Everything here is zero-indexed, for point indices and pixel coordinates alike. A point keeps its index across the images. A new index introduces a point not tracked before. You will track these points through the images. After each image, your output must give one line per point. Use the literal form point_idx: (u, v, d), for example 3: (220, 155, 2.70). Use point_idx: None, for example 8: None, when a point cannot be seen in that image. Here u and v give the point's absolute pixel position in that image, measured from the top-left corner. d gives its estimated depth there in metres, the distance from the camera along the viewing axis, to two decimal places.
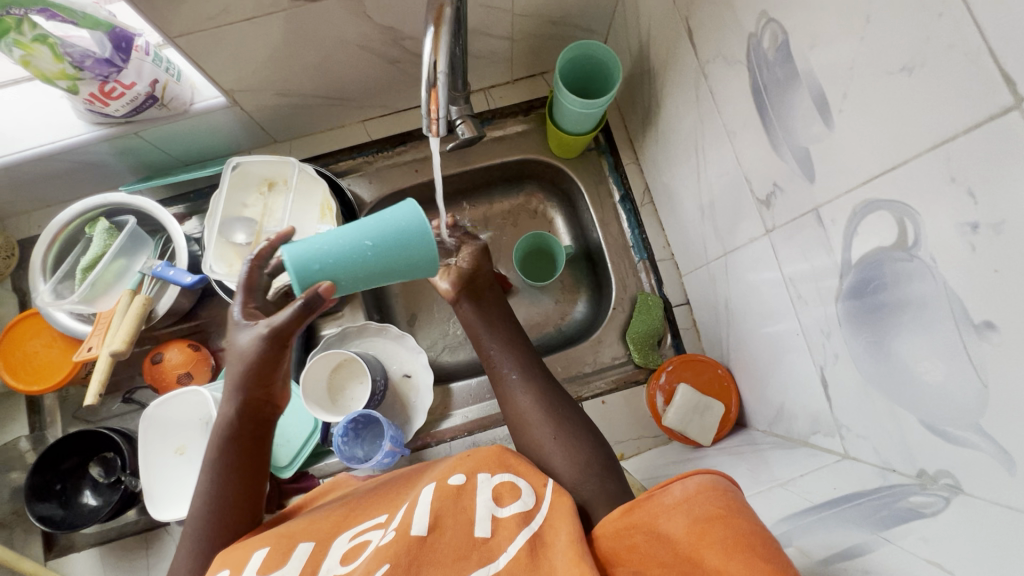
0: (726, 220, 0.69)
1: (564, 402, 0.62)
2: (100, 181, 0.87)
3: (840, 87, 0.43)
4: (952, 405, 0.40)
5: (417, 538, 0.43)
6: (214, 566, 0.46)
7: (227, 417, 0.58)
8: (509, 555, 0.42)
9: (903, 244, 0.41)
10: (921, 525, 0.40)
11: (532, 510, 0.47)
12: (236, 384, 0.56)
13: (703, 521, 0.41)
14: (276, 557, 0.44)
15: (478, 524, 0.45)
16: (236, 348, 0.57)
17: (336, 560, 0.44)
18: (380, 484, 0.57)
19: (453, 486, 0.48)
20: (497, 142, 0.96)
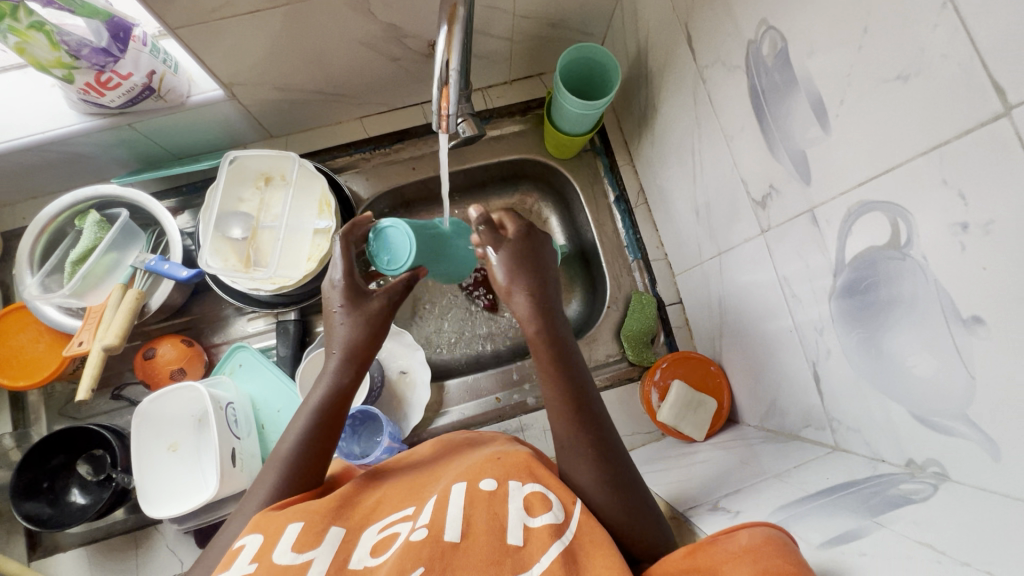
0: (721, 221, 0.71)
1: (626, 465, 0.55)
2: (90, 173, 0.85)
3: (837, 93, 0.45)
4: (942, 396, 0.42)
5: (449, 545, 0.42)
6: (247, 524, 0.46)
7: (341, 381, 0.60)
8: (543, 566, 0.41)
9: (895, 243, 0.43)
10: (912, 510, 0.42)
11: (562, 523, 0.46)
12: (354, 352, 0.61)
13: (770, 571, 0.37)
14: (310, 536, 0.44)
15: (510, 531, 0.44)
16: (356, 318, 0.62)
17: (365, 552, 0.44)
18: (408, 476, 0.56)
19: (485, 492, 0.48)
20: (494, 142, 0.97)
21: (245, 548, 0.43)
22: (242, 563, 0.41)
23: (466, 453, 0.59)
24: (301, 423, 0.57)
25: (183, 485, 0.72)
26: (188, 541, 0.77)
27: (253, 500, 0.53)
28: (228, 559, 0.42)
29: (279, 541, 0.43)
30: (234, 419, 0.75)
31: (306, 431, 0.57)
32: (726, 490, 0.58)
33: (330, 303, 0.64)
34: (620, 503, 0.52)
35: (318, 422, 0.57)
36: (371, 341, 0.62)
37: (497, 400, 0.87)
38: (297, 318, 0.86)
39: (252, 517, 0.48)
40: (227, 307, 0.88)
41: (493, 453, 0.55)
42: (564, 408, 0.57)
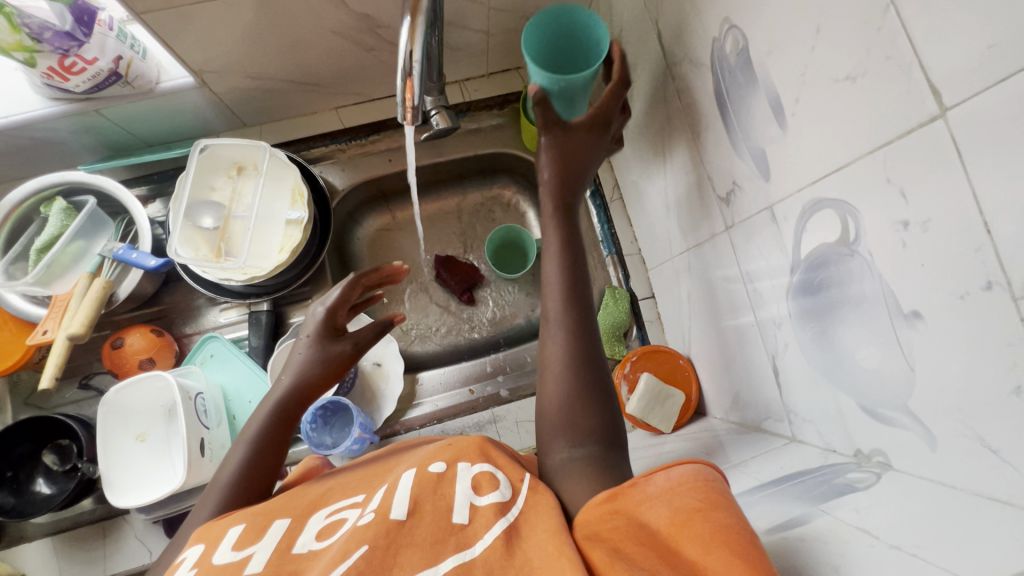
0: (690, 217, 0.72)
1: (597, 361, 0.56)
2: (55, 159, 0.83)
3: (793, 92, 0.46)
4: (885, 389, 0.44)
5: (395, 523, 0.43)
6: (190, 539, 0.48)
7: (287, 410, 0.61)
8: (485, 543, 0.41)
9: (845, 240, 0.44)
10: (855, 497, 0.43)
11: (509, 501, 0.46)
12: (310, 391, 0.63)
13: (682, 512, 0.40)
14: (251, 534, 0.45)
15: (456, 510, 0.45)
16: (315, 352, 0.65)
17: (312, 535, 0.45)
18: (363, 467, 0.57)
19: (433, 474, 0.49)
20: (471, 135, 0.97)
21: (186, 560, 0.44)
22: (184, 570, 0.42)
23: (414, 448, 0.60)
24: (251, 430, 0.59)
25: (150, 475, 0.72)
26: (157, 532, 0.77)
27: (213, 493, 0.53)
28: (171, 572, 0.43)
29: (217, 545, 0.44)
30: (204, 409, 0.75)
31: (259, 432, 0.59)
32: None
33: (303, 328, 0.69)
34: (569, 392, 0.53)
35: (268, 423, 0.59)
36: (324, 384, 0.64)
37: (470, 392, 0.89)
38: (269, 309, 0.86)
39: (196, 529, 0.50)
40: (198, 298, 0.87)
41: (445, 440, 0.55)
42: (561, 283, 0.59)
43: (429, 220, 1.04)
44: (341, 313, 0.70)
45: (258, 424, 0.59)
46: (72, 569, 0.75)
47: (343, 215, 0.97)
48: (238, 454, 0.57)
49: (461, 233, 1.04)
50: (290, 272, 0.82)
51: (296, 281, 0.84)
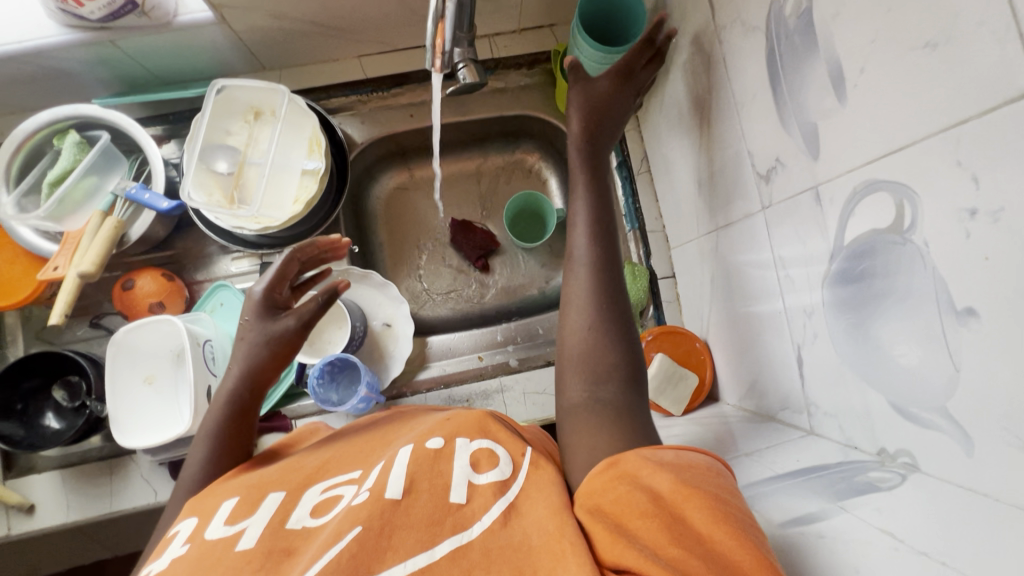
0: (722, 195, 0.68)
1: (620, 294, 0.55)
2: (70, 91, 0.81)
3: (858, 60, 0.42)
4: (922, 388, 0.41)
5: (390, 502, 0.42)
6: (183, 514, 0.49)
7: (239, 396, 0.61)
8: (484, 525, 0.41)
9: (898, 228, 0.41)
10: (877, 497, 0.42)
11: (508, 480, 0.45)
12: (256, 372, 0.62)
13: (689, 483, 0.40)
14: (244, 508, 0.45)
15: (454, 489, 0.44)
16: (259, 334, 0.65)
17: (305, 511, 0.45)
18: (359, 438, 0.57)
19: (430, 450, 0.48)
20: (497, 95, 0.93)
21: (179, 533, 0.45)
22: (176, 545, 0.43)
23: (416, 417, 0.60)
24: (211, 420, 0.60)
25: (157, 417, 0.73)
26: (162, 473, 0.78)
27: (192, 464, 0.57)
28: (162, 546, 0.44)
29: (211, 519, 0.45)
30: (212, 356, 0.75)
31: (221, 421, 0.59)
32: None
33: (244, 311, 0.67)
34: (597, 329, 0.52)
35: (230, 415, 0.60)
36: (270, 365, 0.63)
37: (479, 360, 0.89)
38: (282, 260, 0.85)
39: (188, 504, 0.50)
40: (210, 245, 0.86)
41: (443, 416, 0.55)
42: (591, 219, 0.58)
43: (447, 181, 1.01)
44: (280, 293, 0.69)
45: (215, 415, 0.60)
46: (79, 502, 0.77)
47: (360, 170, 0.94)
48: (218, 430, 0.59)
49: (480, 197, 1.02)
50: (305, 224, 0.81)
51: (310, 234, 0.82)
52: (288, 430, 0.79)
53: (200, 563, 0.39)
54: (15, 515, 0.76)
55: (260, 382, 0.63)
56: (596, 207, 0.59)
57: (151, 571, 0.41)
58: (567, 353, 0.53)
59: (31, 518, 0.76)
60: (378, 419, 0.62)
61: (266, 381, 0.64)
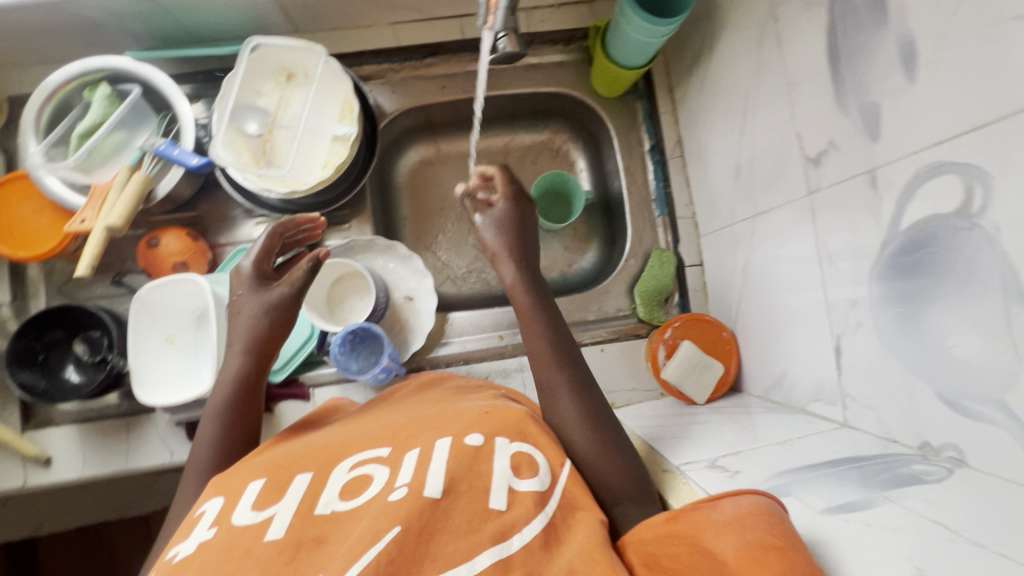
0: (763, 181, 0.66)
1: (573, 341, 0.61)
2: (102, 43, 0.80)
3: (935, 35, 0.41)
4: (976, 381, 0.40)
5: (429, 501, 0.41)
6: (206, 492, 0.49)
7: (244, 372, 0.61)
8: (523, 540, 0.40)
9: (965, 212, 0.39)
10: (923, 488, 0.40)
11: (547, 491, 0.45)
12: (258, 345, 0.62)
13: (753, 544, 0.37)
14: (272, 492, 0.45)
15: (494, 492, 0.43)
16: (254, 305, 0.65)
17: (334, 493, 0.44)
18: (389, 420, 0.56)
19: (470, 447, 0.47)
20: (532, 70, 0.91)
21: (205, 513, 0.45)
22: (202, 527, 0.43)
23: (449, 404, 0.59)
24: (220, 397, 0.60)
25: (177, 376, 0.72)
26: (179, 433, 0.78)
27: (202, 441, 0.58)
28: (190, 526, 0.44)
29: (238, 503, 0.44)
30: None
31: (228, 400, 0.60)
32: (725, 451, 0.57)
33: (233, 289, 0.67)
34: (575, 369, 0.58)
35: (240, 391, 0.60)
36: (271, 333, 0.63)
37: (499, 339, 0.86)
38: None
39: (213, 480, 0.50)
40: (234, 208, 0.85)
41: (482, 407, 0.54)
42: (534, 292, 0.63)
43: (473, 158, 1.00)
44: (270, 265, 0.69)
45: (223, 392, 0.60)
46: (95, 457, 0.77)
47: (388, 140, 0.92)
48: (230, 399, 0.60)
49: (506, 175, 1.00)
50: (333, 189, 0.79)
51: (337, 199, 0.81)
52: (306, 397, 0.79)
53: (229, 550, 0.39)
54: (32, 467, 0.76)
55: (264, 357, 0.63)
56: (560, 338, 0.60)
57: (178, 553, 0.41)
58: (596, 487, 0.51)
59: (47, 471, 0.76)
60: (407, 405, 0.62)
61: (268, 353, 0.64)
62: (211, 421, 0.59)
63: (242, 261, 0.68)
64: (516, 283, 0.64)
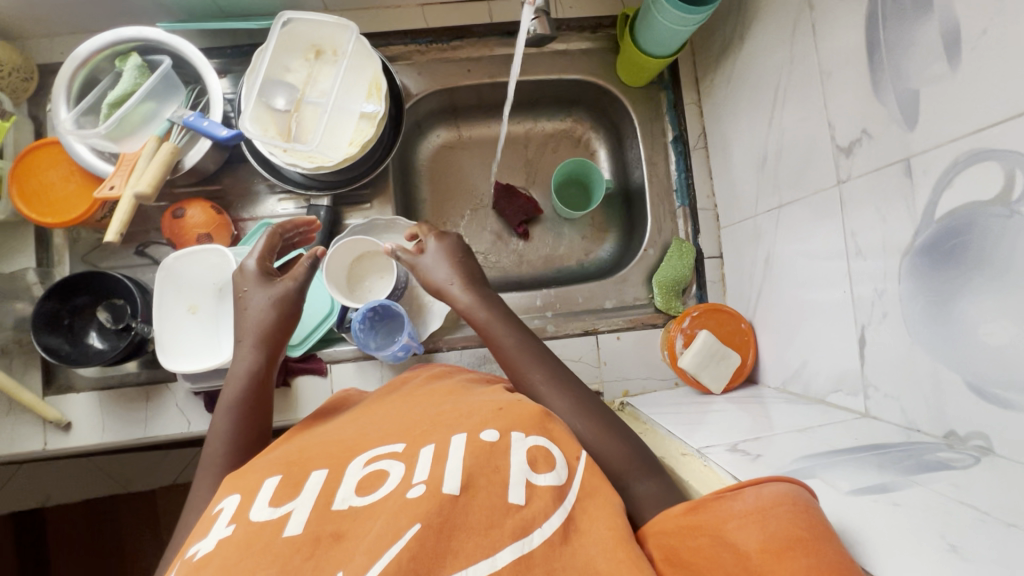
0: (790, 171, 0.66)
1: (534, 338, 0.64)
2: (133, 14, 0.80)
3: (981, 22, 0.41)
4: (1010, 368, 0.40)
5: (448, 498, 0.39)
6: (220, 488, 0.45)
7: (256, 365, 0.62)
8: (544, 535, 0.39)
9: (1005, 198, 0.39)
10: (952, 473, 0.41)
11: (565, 485, 0.43)
12: (268, 337, 0.63)
13: (778, 537, 0.37)
14: (286, 488, 0.42)
15: (513, 488, 0.41)
16: (260, 301, 0.65)
17: (350, 489, 0.41)
18: (398, 413, 0.53)
19: (486, 443, 0.44)
20: (558, 57, 0.91)
21: (222, 511, 0.41)
22: (219, 524, 0.40)
23: (462, 397, 0.55)
24: (233, 390, 0.60)
25: (198, 346, 0.73)
26: (197, 404, 0.79)
27: (218, 435, 0.57)
28: (205, 524, 0.41)
29: (255, 498, 0.41)
30: None
31: (242, 394, 0.60)
32: (745, 436, 0.57)
33: (238, 287, 0.67)
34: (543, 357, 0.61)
35: (253, 387, 0.60)
36: (280, 326, 0.64)
37: None
38: (329, 205, 0.84)
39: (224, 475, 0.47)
40: (257, 184, 0.85)
41: (497, 403, 0.50)
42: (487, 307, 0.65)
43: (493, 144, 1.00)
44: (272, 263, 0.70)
45: (236, 385, 0.60)
46: (114, 424, 0.78)
47: (411, 122, 0.92)
48: (244, 393, 0.60)
49: (526, 162, 1.00)
50: (358, 167, 0.80)
51: (362, 179, 0.82)
52: (323, 373, 0.79)
53: (248, 548, 0.36)
54: (51, 431, 0.77)
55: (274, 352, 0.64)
56: (525, 339, 0.63)
57: (197, 552, 0.38)
58: (602, 465, 0.51)
59: (66, 436, 0.77)
60: (417, 395, 0.59)
61: (277, 349, 0.64)
62: (225, 414, 0.58)
63: (246, 260, 0.68)
64: (468, 306, 0.66)
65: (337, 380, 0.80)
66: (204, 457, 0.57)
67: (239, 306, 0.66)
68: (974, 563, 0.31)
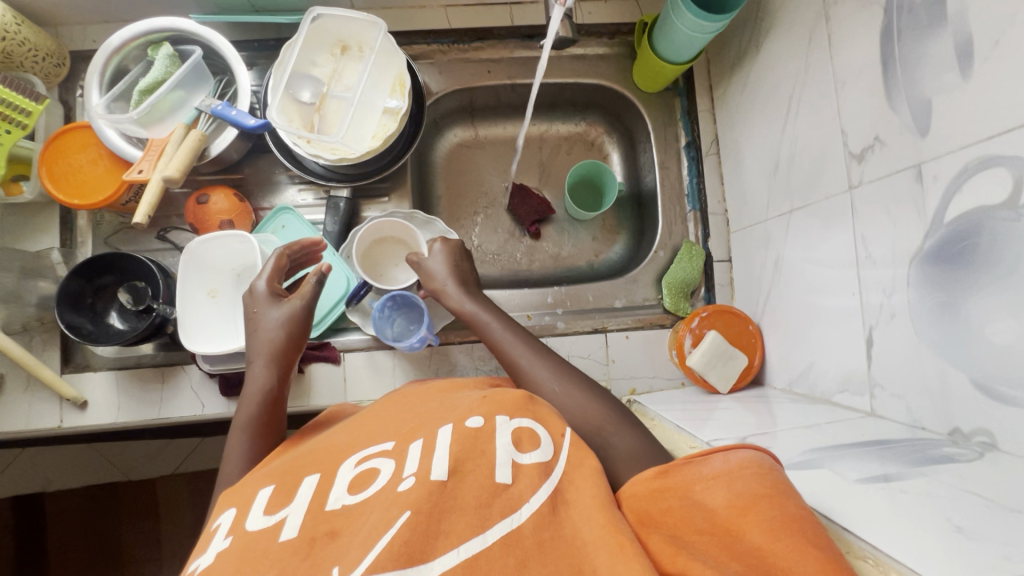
0: (801, 177, 0.68)
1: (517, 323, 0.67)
2: (165, 6, 0.82)
3: (993, 34, 0.43)
4: (1013, 366, 0.42)
5: (437, 485, 0.40)
6: (218, 507, 0.46)
7: (269, 384, 0.61)
8: (532, 508, 0.40)
9: (1012, 203, 0.41)
10: (957, 466, 0.42)
11: (551, 461, 0.44)
12: (278, 355, 0.63)
13: (743, 495, 0.39)
14: (281, 497, 0.43)
15: (500, 468, 0.42)
16: (269, 321, 0.65)
17: (342, 489, 0.42)
18: (386, 412, 0.54)
19: (471, 429, 0.45)
20: (575, 61, 0.93)
21: (219, 527, 0.43)
22: (218, 538, 0.41)
23: (451, 395, 0.56)
24: (246, 413, 0.60)
25: (217, 330, 0.74)
26: (211, 387, 0.80)
27: (234, 458, 0.57)
28: (205, 541, 0.42)
29: (250, 510, 0.43)
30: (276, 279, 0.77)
31: (255, 414, 0.59)
32: (753, 431, 0.58)
33: (248, 309, 0.67)
34: (523, 337, 0.65)
35: (265, 409, 0.60)
36: (290, 344, 0.64)
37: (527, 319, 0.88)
38: (348, 198, 0.86)
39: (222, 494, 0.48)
40: (278, 174, 0.87)
41: (480, 393, 0.51)
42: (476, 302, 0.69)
43: (509, 144, 1.02)
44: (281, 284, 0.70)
45: (250, 407, 0.60)
46: (130, 404, 0.79)
47: (429, 120, 0.94)
48: (257, 414, 0.59)
49: (540, 164, 1.02)
50: (378, 161, 0.82)
51: (381, 173, 0.84)
52: (336, 361, 0.80)
53: (246, 555, 0.37)
54: (68, 409, 0.78)
55: (286, 372, 0.63)
56: (508, 325, 0.66)
57: (197, 567, 0.39)
58: (576, 425, 0.54)
59: (83, 415, 0.78)
60: (409, 394, 0.59)
61: (287, 368, 0.64)
62: (240, 438, 0.58)
63: (256, 282, 0.68)
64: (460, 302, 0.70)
65: (350, 368, 0.81)
66: (220, 479, 0.56)
67: (251, 326, 0.66)
68: (975, 544, 0.33)
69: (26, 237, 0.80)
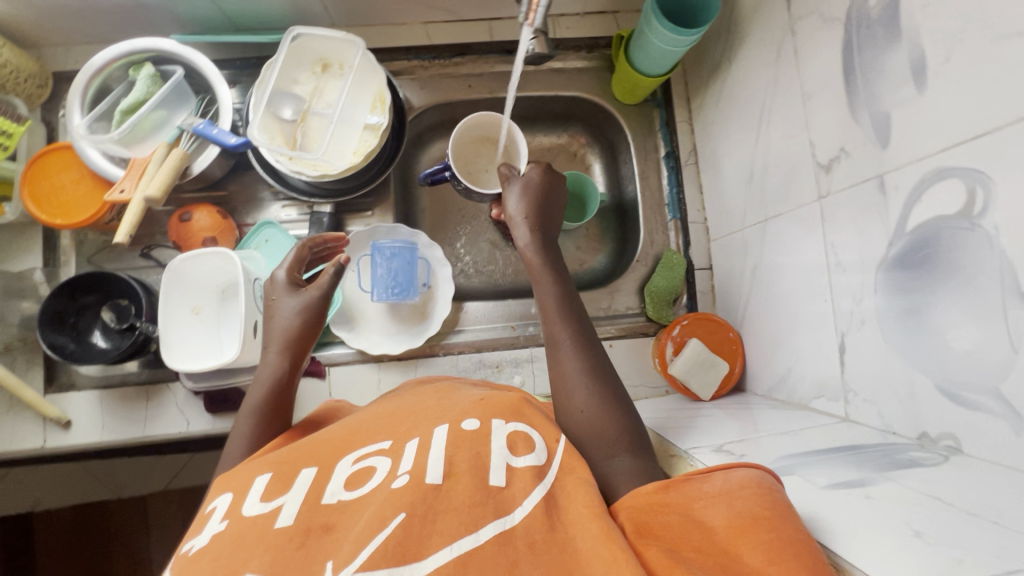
0: (774, 187, 0.69)
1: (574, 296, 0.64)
2: (147, 26, 0.83)
3: (943, 50, 0.44)
4: (975, 372, 0.43)
5: (431, 488, 0.40)
6: (215, 490, 0.46)
7: (279, 373, 0.62)
8: (524, 511, 0.40)
9: (968, 213, 0.42)
10: (921, 471, 0.43)
11: (545, 464, 0.45)
12: (294, 342, 0.63)
13: (743, 515, 0.39)
14: (278, 484, 0.43)
15: (494, 471, 0.43)
16: (287, 309, 0.65)
17: (340, 484, 0.43)
18: (384, 412, 0.55)
19: (469, 430, 0.46)
20: (555, 74, 0.94)
21: (216, 509, 0.43)
22: (214, 521, 0.41)
23: (448, 395, 0.57)
24: (256, 398, 0.60)
25: (200, 348, 0.75)
26: (196, 404, 0.80)
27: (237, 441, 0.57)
28: (200, 523, 0.42)
29: (247, 495, 0.43)
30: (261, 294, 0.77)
31: (263, 401, 0.60)
32: (730, 438, 0.59)
33: (268, 294, 0.67)
34: (573, 315, 0.62)
35: (274, 395, 0.60)
36: (305, 334, 0.64)
37: (510, 330, 0.89)
38: (331, 213, 0.87)
39: (219, 480, 0.48)
40: (262, 190, 0.88)
41: (475, 396, 0.53)
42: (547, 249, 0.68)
43: None
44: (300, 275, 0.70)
45: (260, 394, 0.60)
46: (113, 423, 0.79)
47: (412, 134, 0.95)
48: (264, 401, 0.60)
49: None
50: (359, 176, 0.83)
51: (362, 188, 0.84)
52: (322, 375, 0.81)
53: (240, 540, 0.38)
54: (51, 429, 0.78)
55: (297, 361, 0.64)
56: (564, 293, 0.64)
57: (192, 548, 0.39)
58: (581, 431, 0.53)
59: (66, 434, 0.78)
60: (406, 396, 0.60)
61: (299, 357, 0.64)
62: (246, 421, 0.58)
63: (275, 270, 0.69)
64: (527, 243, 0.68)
65: (335, 382, 0.82)
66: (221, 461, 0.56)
67: (268, 314, 0.66)
68: (932, 548, 0.34)
69: (9, 257, 0.80)
